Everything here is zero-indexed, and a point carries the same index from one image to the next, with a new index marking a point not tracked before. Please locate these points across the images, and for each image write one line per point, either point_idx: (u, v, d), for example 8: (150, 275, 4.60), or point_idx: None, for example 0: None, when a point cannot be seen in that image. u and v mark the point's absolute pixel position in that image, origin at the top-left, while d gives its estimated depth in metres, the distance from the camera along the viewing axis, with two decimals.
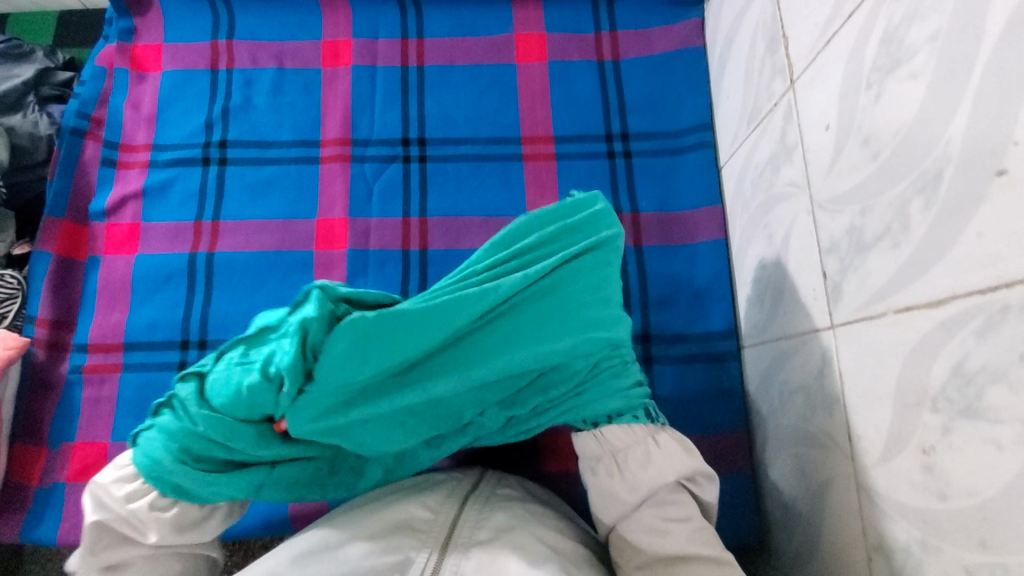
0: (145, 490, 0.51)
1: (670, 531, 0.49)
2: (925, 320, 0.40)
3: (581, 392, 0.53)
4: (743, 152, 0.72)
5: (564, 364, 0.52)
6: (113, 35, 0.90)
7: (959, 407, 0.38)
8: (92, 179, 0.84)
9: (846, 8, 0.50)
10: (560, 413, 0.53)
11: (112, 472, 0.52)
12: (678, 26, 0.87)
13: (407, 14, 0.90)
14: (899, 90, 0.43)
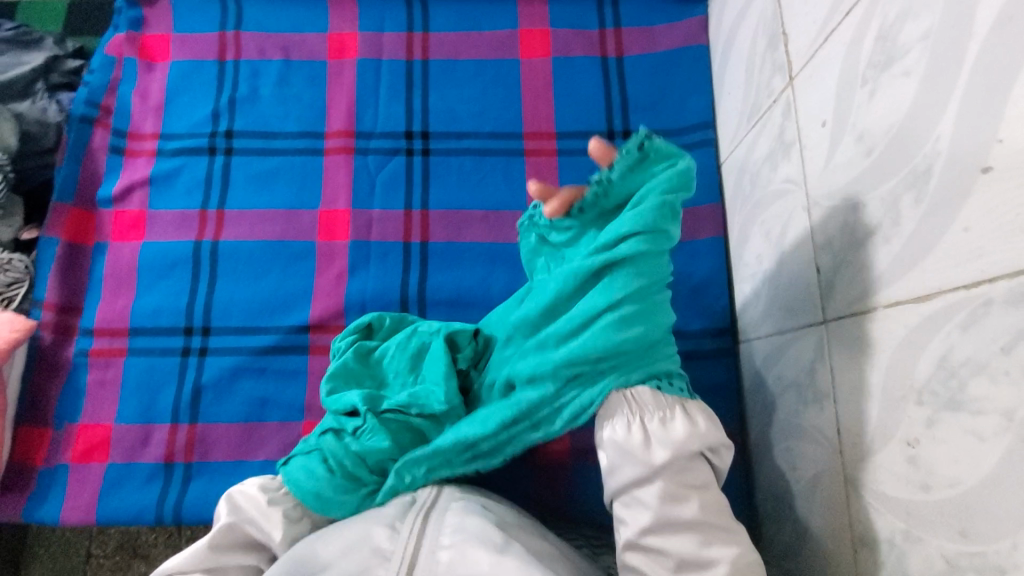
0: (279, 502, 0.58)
1: (688, 498, 0.49)
2: (913, 315, 0.41)
3: (631, 367, 0.52)
4: (742, 149, 0.72)
5: (620, 357, 0.51)
6: (122, 24, 0.91)
7: (943, 400, 0.39)
8: (100, 166, 0.85)
9: (843, 5, 0.50)
10: (609, 386, 0.51)
11: (257, 482, 0.60)
12: (681, 24, 0.88)
13: (413, 8, 0.91)
14: (892, 86, 0.44)
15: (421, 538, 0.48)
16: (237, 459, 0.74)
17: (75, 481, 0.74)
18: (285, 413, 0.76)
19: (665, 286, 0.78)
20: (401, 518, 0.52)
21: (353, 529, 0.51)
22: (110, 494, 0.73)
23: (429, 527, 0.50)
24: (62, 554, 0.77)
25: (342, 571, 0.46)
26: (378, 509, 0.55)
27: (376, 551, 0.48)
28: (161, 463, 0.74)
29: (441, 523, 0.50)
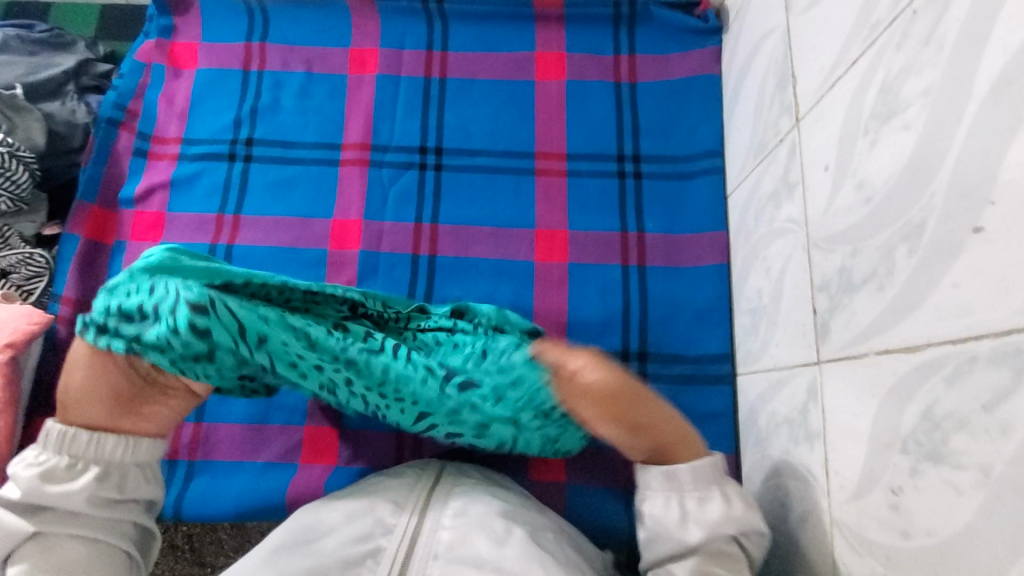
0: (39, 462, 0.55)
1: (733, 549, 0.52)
2: (902, 364, 0.42)
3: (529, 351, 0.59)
4: (748, 183, 0.73)
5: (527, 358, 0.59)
6: (153, 31, 0.95)
7: (926, 451, 0.39)
8: (124, 168, 0.88)
9: (850, 54, 0.51)
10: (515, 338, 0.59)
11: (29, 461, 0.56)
12: (696, 53, 0.89)
13: (434, 27, 0.93)
14: (892, 139, 0.45)
15: (423, 519, 0.57)
16: (239, 459, 0.76)
17: None
18: (288, 417, 0.78)
19: (666, 312, 0.79)
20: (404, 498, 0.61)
21: (357, 512, 0.58)
22: None
23: (433, 509, 0.58)
24: None
25: (348, 535, 0.56)
26: (380, 494, 0.61)
27: (380, 523, 0.57)
28: (165, 459, 0.76)
29: (445, 507, 0.59)
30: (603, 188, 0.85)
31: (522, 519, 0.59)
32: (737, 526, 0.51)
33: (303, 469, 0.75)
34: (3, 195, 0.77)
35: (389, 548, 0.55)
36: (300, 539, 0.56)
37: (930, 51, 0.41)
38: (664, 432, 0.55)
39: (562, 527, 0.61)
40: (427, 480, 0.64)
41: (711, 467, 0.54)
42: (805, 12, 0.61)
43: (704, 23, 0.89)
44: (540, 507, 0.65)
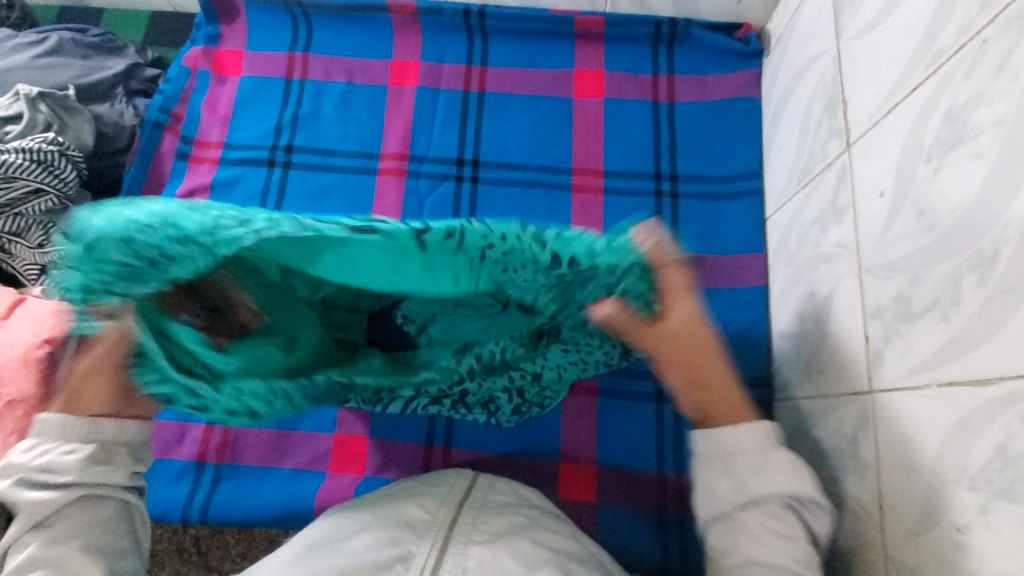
0: (44, 451, 0.51)
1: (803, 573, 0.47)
2: (971, 398, 0.41)
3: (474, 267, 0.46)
4: (791, 207, 0.73)
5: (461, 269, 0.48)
6: (200, 38, 0.97)
7: (999, 489, 0.38)
8: (166, 170, 0.90)
9: (910, 80, 0.51)
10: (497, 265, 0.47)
11: (25, 453, 0.51)
12: (736, 75, 0.89)
13: (473, 41, 0.94)
14: (960, 167, 0.44)
15: (453, 530, 0.55)
16: (266, 465, 0.76)
17: None
18: (317, 424, 0.77)
19: None
20: (436, 504, 0.59)
21: (387, 514, 0.58)
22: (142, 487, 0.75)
23: (464, 522, 0.56)
24: None
25: (378, 538, 0.54)
26: (415, 497, 0.61)
27: (411, 529, 0.55)
28: (193, 461, 0.76)
29: (478, 521, 0.57)
30: (640, 206, 0.85)
31: (555, 540, 0.58)
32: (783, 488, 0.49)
33: (330, 478, 0.75)
34: (51, 193, 0.79)
35: (420, 554, 0.52)
36: (331, 541, 0.55)
37: (1003, 80, 0.41)
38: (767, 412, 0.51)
39: (590, 553, 0.59)
40: (459, 488, 0.62)
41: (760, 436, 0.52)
42: (859, 37, 0.61)
43: (744, 46, 0.89)
44: (572, 530, 0.63)
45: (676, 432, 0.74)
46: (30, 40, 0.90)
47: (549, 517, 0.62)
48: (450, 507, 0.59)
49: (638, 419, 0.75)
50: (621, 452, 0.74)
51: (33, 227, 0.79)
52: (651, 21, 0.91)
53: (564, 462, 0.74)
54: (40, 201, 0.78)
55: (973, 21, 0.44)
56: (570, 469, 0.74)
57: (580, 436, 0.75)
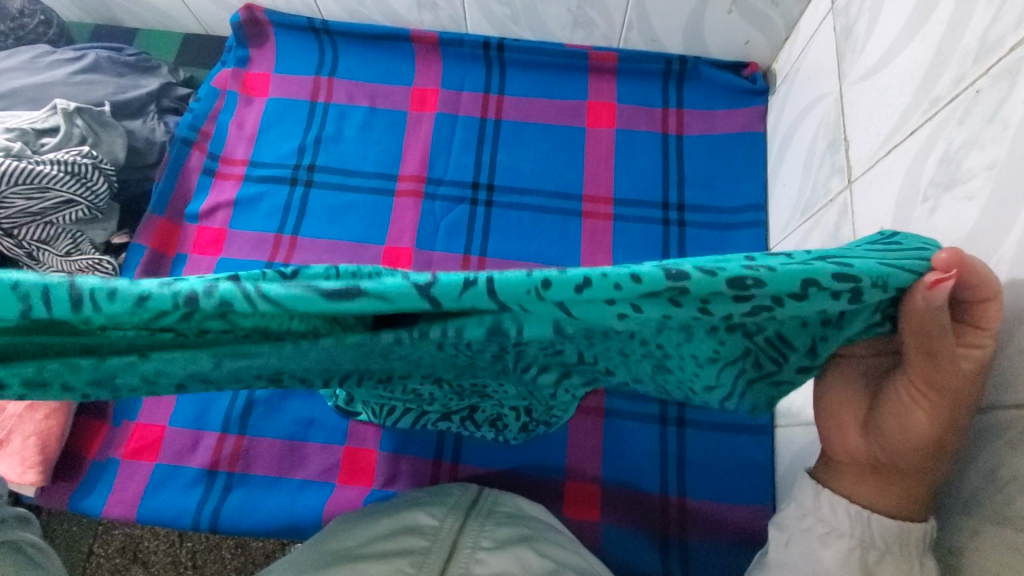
0: None
1: None
2: (963, 426, 0.43)
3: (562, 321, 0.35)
4: (794, 239, 0.76)
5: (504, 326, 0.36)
6: (230, 61, 1.02)
7: (989, 513, 0.40)
8: (192, 185, 0.93)
9: (908, 124, 0.54)
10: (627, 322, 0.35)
11: None
12: (742, 111, 0.93)
13: (491, 71, 0.99)
14: (954, 208, 0.47)
15: (463, 533, 0.57)
16: (277, 476, 0.77)
17: (122, 477, 0.77)
18: (327, 435, 0.79)
19: None
20: (446, 513, 0.61)
21: (397, 522, 0.60)
22: (153, 493, 0.76)
23: (472, 530, 0.58)
24: (111, 547, 0.83)
25: (390, 543, 0.56)
26: (424, 506, 0.63)
27: (420, 532, 0.58)
28: (205, 470, 0.77)
29: (484, 529, 0.58)
30: (648, 233, 0.88)
31: (564, 554, 0.59)
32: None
33: (339, 490, 0.76)
34: (82, 204, 0.82)
35: (431, 556, 0.54)
36: (343, 548, 0.56)
37: (994, 128, 0.44)
38: (912, 473, 0.42)
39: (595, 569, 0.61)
40: (468, 501, 0.64)
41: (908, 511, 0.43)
42: (860, 81, 0.64)
43: (751, 83, 0.93)
44: (578, 546, 0.64)
45: (680, 453, 0.76)
46: (67, 57, 0.95)
47: (555, 532, 0.64)
48: (458, 517, 0.60)
49: (643, 439, 0.77)
50: (625, 472, 0.76)
51: (62, 236, 0.81)
52: (662, 58, 0.95)
53: (570, 481, 0.75)
54: (70, 211, 0.81)
55: (966, 73, 0.48)
56: (575, 488, 0.75)
57: (586, 456, 0.76)
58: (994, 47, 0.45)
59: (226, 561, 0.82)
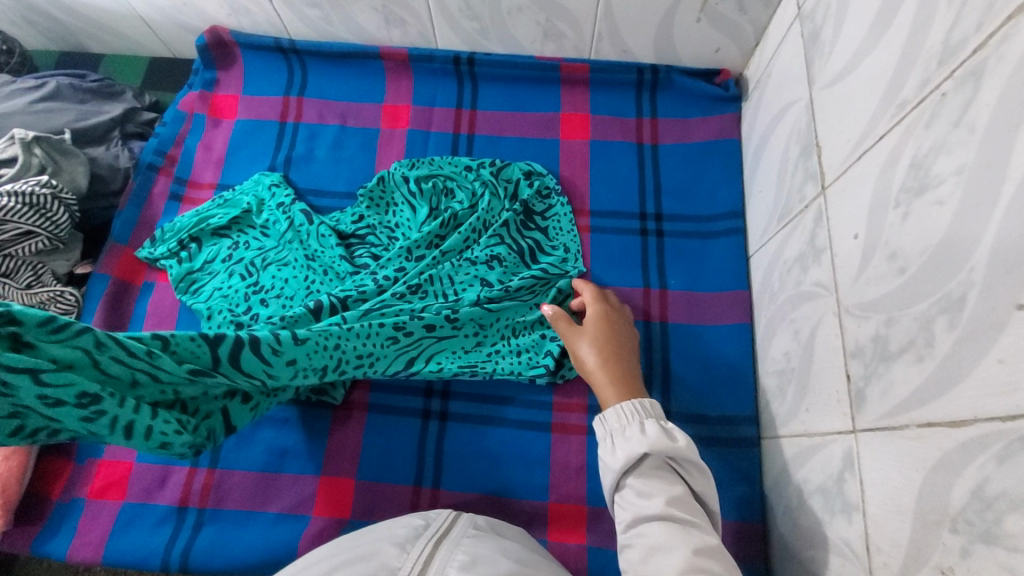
0: None
1: (655, 493, 0.52)
2: (948, 439, 0.41)
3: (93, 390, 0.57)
4: (773, 245, 0.74)
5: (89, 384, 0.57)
6: (197, 84, 1.01)
7: (979, 532, 0.38)
8: (159, 211, 0.92)
9: (877, 129, 0.53)
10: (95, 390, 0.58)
11: None
12: (716, 119, 0.92)
13: (463, 86, 0.98)
14: (926, 213, 0.46)
15: (431, 563, 0.47)
16: (250, 509, 0.74)
17: (87, 518, 0.74)
18: (302, 466, 0.75)
19: (689, 370, 0.77)
20: (411, 540, 0.51)
21: (357, 556, 0.48)
22: (121, 533, 0.73)
23: (441, 555, 0.48)
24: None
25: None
26: (389, 531, 0.53)
27: (384, 566, 0.47)
28: (174, 507, 0.74)
29: (453, 555, 0.48)
30: (626, 244, 0.86)
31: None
32: (651, 447, 0.53)
33: (314, 523, 0.73)
34: (41, 235, 0.79)
35: None
36: None
37: (962, 131, 0.43)
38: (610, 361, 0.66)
39: None
40: (439, 522, 0.54)
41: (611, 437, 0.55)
42: (828, 87, 0.64)
43: (723, 91, 0.93)
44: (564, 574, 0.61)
45: None
46: (29, 85, 0.93)
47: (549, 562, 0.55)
48: (425, 542, 0.50)
49: None
50: None
51: (23, 268, 0.79)
52: (633, 68, 0.95)
53: (555, 503, 0.72)
54: (30, 243, 0.79)
55: (932, 76, 0.47)
56: (560, 509, 0.72)
57: (570, 476, 0.73)
58: (958, 48, 0.44)
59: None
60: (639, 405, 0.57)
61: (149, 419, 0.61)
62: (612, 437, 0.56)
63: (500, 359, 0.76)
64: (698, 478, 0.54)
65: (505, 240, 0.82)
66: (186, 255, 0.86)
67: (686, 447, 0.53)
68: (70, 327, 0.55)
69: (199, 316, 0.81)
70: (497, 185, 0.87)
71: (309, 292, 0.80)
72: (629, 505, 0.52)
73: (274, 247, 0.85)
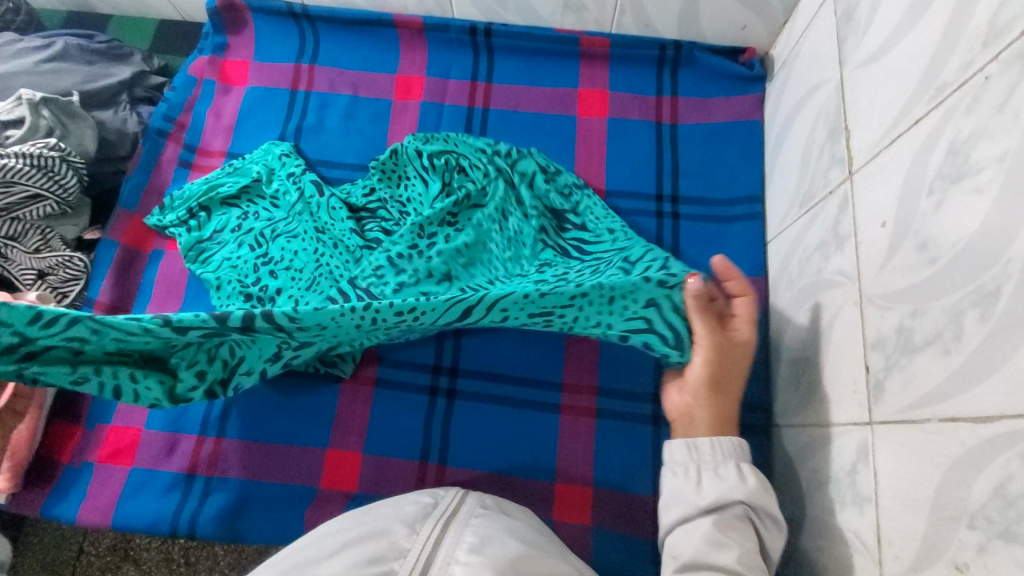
0: None
1: (729, 546, 0.54)
2: (971, 435, 0.40)
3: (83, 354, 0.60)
4: (792, 232, 0.73)
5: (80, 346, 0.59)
6: (207, 48, 0.99)
7: (998, 528, 0.38)
8: (168, 178, 0.90)
9: (913, 112, 0.51)
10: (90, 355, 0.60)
11: None
12: (738, 99, 0.90)
13: (479, 57, 0.95)
14: (961, 202, 0.44)
15: (440, 545, 0.47)
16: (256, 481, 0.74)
17: (96, 482, 0.74)
18: (310, 438, 0.75)
19: None
20: (421, 520, 0.51)
21: (366, 537, 0.48)
22: (129, 498, 0.73)
23: (450, 536, 0.48)
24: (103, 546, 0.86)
25: (356, 557, 0.45)
26: (399, 508, 0.53)
27: (393, 546, 0.47)
28: (182, 474, 0.74)
29: (463, 536, 0.48)
30: (641, 226, 0.84)
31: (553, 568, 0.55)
32: (744, 495, 0.56)
33: (321, 495, 0.73)
34: (50, 199, 0.79)
35: None
36: None
37: (1005, 117, 0.41)
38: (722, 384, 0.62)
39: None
40: (447, 500, 0.54)
41: (733, 473, 0.57)
42: (861, 68, 0.61)
43: (748, 70, 0.90)
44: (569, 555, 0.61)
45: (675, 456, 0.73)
46: (35, 44, 0.91)
47: (556, 544, 0.55)
48: (435, 521, 0.50)
49: (637, 441, 0.73)
50: (617, 476, 0.72)
51: (31, 232, 0.79)
52: (655, 44, 0.92)
53: (560, 484, 0.72)
54: (38, 206, 0.78)
55: (975, 58, 0.45)
56: (566, 489, 0.72)
57: (577, 458, 0.73)
58: (1005, 30, 0.42)
59: (220, 559, 0.84)
60: (738, 447, 0.59)
61: (132, 382, 0.64)
62: (702, 467, 0.58)
63: (586, 308, 0.62)
64: (769, 533, 0.56)
65: (537, 234, 0.79)
66: (195, 224, 0.85)
67: (770, 503, 0.56)
68: (58, 320, 0.54)
69: (208, 286, 0.80)
70: (509, 175, 0.84)
71: (318, 264, 0.79)
72: (697, 547, 0.54)
73: (283, 219, 0.84)
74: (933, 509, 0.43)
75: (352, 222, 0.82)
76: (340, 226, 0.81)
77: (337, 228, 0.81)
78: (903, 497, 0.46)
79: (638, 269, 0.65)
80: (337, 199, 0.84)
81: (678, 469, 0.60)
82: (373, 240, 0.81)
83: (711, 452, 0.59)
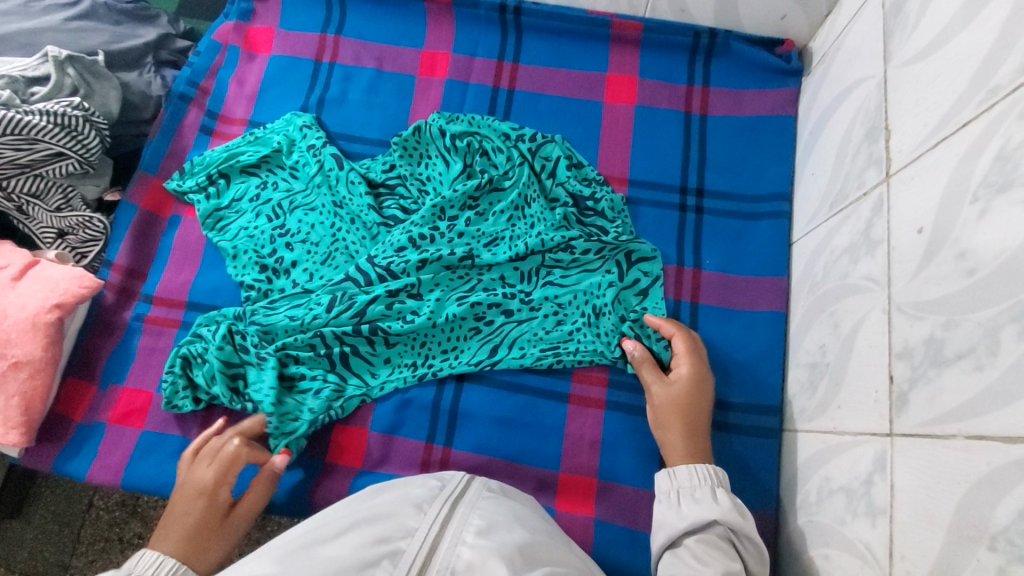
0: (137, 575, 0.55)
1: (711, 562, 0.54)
2: (999, 454, 0.39)
3: None
4: (819, 234, 0.71)
5: None
6: (232, 13, 0.97)
7: (1020, 553, 0.36)
8: (189, 143, 0.90)
9: (962, 114, 0.49)
10: None
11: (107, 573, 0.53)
12: (772, 93, 0.87)
13: (507, 36, 0.93)
14: (1008, 212, 0.42)
15: (447, 526, 0.47)
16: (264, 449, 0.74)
17: (108, 442, 0.75)
18: None
19: (716, 354, 0.75)
20: (428, 501, 0.51)
21: (372, 518, 0.47)
22: (138, 460, 0.74)
23: (458, 518, 0.48)
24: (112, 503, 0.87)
25: (364, 536, 0.45)
26: (407, 489, 0.53)
27: (400, 526, 0.47)
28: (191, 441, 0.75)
29: (470, 518, 0.48)
30: (663, 219, 0.82)
31: None
32: (721, 515, 0.56)
33: (327, 469, 0.73)
34: (72, 158, 0.79)
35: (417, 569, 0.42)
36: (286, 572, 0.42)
37: None
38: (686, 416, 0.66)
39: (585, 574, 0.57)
40: (454, 483, 0.54)
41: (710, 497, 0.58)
42: (908, 66, 0.58)
43: (784, 63, 0.87)
44: None
45: None
46: (64, 2, 0.90)
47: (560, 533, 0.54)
48: (442, 503, 0.50)
49: (646, 436, 0.73)
50: (623, 469, 0.72)
51: (53, 191, 0.80)
52: (690, 30, 0.89)
53: (566, 474, 0.72)
54: (61, 165, 0.78)
55: None
56: (571, 479, 0.72)
57: (584, 449, 0.73)
58: None
59: None
60: (713, 472, 0.61)
61: None
62: (682, 494, 0.60)
63: (584, 334, 0.74)
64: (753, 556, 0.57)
65: (554, 225, 0.79)
66: (214, 191, 0.84)
67: (751, 526, 0.57)
68: None
69: (224, 254, 0.81)
70: (532, 163, 0.82)
71: (335, 240, 0.80)
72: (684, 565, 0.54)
73: (302, 190, 0.83)
74: (951, 528, 0.42)
75: (370, 198, 0.81)
76: (358, 203, 0.81)
77: (355, 204, 0.81)
78: (919, 513, 0.45)
79: (627, 284, 0.78)
80: (356, 173, 0.83)
81: (663, 498, 0.61)
82: (392, 219, 0.81)
83: (685, 478, 0.61)
